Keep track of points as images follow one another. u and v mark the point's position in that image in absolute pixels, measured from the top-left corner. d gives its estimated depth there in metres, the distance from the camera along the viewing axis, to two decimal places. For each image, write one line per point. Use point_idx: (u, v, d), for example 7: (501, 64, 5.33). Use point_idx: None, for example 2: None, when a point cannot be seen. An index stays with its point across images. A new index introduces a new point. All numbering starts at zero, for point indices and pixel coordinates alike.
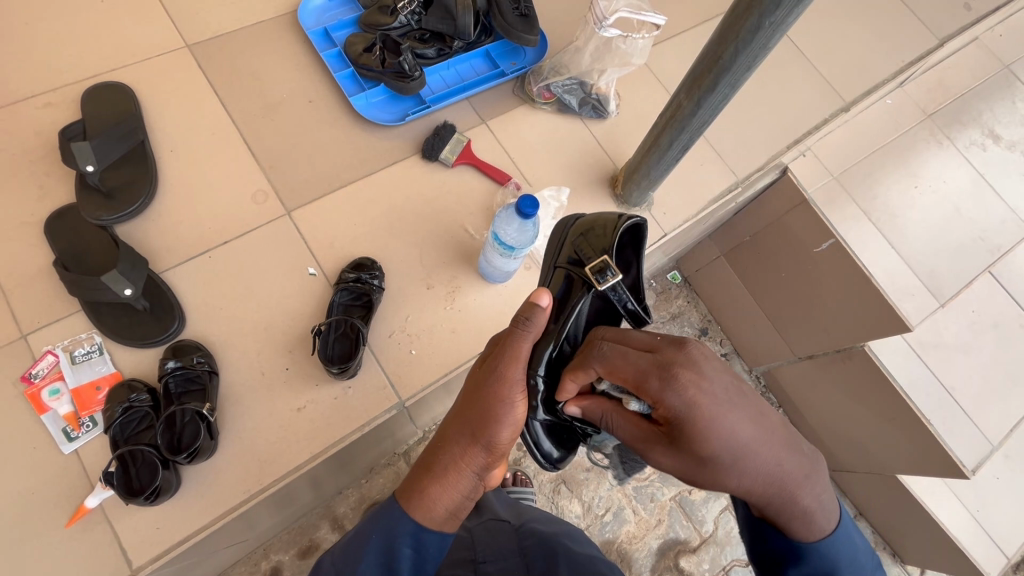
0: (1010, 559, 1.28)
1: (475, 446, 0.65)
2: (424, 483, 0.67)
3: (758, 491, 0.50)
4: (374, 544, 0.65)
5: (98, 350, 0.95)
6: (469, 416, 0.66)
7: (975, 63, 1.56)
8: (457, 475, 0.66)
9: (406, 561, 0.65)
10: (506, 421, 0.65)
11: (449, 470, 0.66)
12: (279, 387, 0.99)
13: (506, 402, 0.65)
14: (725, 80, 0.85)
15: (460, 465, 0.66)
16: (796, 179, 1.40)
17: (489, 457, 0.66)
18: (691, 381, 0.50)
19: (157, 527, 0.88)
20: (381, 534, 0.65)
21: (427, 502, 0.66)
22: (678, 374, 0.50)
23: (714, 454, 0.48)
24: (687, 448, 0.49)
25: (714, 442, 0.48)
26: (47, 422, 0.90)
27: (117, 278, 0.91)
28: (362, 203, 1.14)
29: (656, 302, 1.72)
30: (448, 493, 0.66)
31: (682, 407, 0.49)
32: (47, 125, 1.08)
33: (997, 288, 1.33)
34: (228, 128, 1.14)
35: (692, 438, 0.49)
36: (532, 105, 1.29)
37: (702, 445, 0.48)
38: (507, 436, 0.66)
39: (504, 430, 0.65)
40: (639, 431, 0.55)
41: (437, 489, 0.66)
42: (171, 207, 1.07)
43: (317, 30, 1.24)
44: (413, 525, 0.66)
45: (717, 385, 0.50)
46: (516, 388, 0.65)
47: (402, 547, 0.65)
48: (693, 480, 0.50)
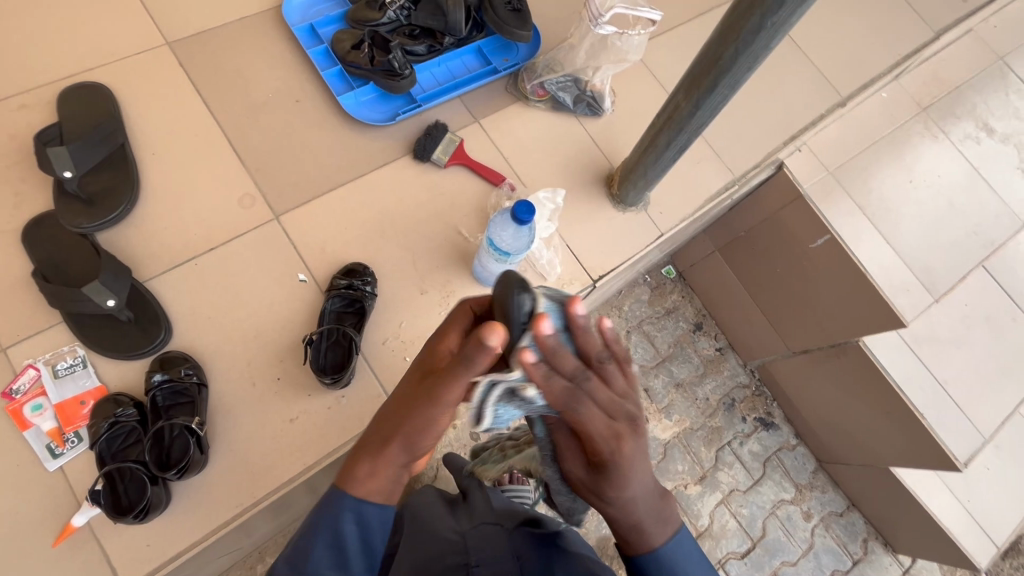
0: (999, 547, 1.31)
1: (395, 439, 0.61)
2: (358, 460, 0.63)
3: (616, 517, 0.62)
4: (336, 529, 0.62)
5: (82, 363, 0.92)
6: (392, 410, 0.62)
7: (969, 55, 1.54)
8: (378, 462, 0.62)
9: (353, 538, 0.62)
10: (428, 410, 0.59)
11: (378, 457, 0.62)
12: (270, 397, 0.97)
13: (415, 379, 0.62)
14: (725, 81, 0.83)
15: (388, 453, 0.62)
16: (791, 175, 1.39)
17: (415, 452, 0.62)
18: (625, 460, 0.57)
19: (147, 543, 0.86)
20: (331, 521, 0.62)
21: (359, 484, 0.63)
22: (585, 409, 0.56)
23: (592, 479, 0.60)
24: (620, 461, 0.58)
25: (616, 486, 0.58)
26: (30, 439, 0.87)
27: (99, 289, 0.88)
28: (353, 206, 1.11)
29: (650, 298, 1.70)
30: (379, 475, 0.63)
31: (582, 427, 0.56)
32: (22, 128, 1.04)
33: (990, 282, 1.33)
34: (213, 129, 1.11)
35: (606, 480, 0.58)
36: (526, 102, 1.27)
37: (607, 484, 0.59)
38: (423, 428, 0.60)
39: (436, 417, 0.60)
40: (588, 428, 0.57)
41: (366, 469, 0.63)
42: (155, 212, 1.03)
43: (303, 27, 1.20)
44: (353, 502, 0.63)
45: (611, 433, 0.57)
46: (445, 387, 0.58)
47: (346, 525, 0.62)
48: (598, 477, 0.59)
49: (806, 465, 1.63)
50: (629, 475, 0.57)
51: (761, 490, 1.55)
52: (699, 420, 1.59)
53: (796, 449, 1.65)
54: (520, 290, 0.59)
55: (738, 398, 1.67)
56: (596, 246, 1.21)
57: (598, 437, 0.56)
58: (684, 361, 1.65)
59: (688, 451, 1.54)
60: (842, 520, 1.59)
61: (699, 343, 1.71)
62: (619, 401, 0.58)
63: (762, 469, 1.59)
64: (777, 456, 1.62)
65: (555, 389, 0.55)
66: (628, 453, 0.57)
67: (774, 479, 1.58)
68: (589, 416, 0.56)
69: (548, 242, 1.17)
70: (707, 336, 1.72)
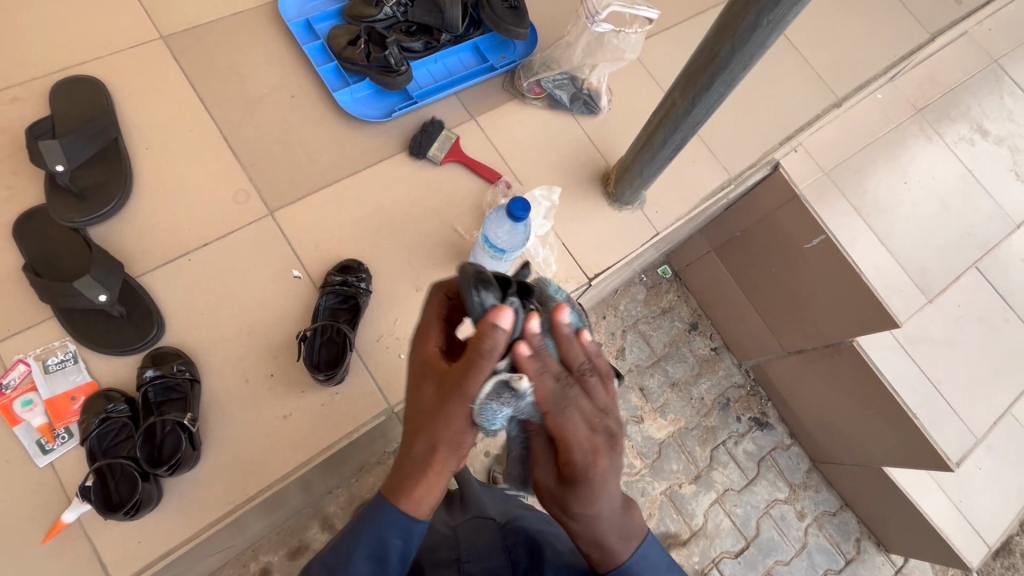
0: (991, 546, 1.32)
1: (439, 448, 0.57)
2: (405, 479, 0.59)
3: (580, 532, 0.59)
4: (377, 542, 0.60)
5: (72, 358, 0.91)
6: (422, 419, 0.57)
7: (964, 58, 1.55)
8: (429, 475, 0.59)
9: (396, 553, 0.61)
10: (460, 409, 0.55)
11: (428, 471, 0.58)
12: (264, 393, 0.97)
13: (424, 382, 0.58)
14: (720, 79, 0.83)
15: (435, 464, 0.58)
16: (787, 174, 1.39)
17: (463, 451, 0.58)
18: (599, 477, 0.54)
19: (139, 540, 0.86)
20: (377, 533, 0.60)
21: (413, 501, 0.59)
22: (565, 408, 0.53)
23: (561, 492, 0.56)
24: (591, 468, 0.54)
25: (585, 502, 0.55)
26: (20, 435, 0.87)
27: (91, 284, 0.87)
28: (349, 203, 1.11)
29: (646, 298, 1.71)
30: (431, 486, 0.59)
31: (556, 430, 0.53)
32: (14, 122, 1.03)
33: (983, 284, 1.34)
34: (207, 124, 1.10)
35: (573, 495, 0.55)
36: (523, 100, 1.27)
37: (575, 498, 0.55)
38: (463, 429, 0.56)
39: (472, 411, 0.55)
40: (567, 434, 0.53)
41: (419, 489, 0.59)
42: (148, 207, 1.02)
43: (299, 22, 1.19)
44: (399, 516, 0.60)
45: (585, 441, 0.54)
46: (469, 382, 0.54)
47: (391, 540, 0.60)
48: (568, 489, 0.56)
49: (800, 464, 1.64)
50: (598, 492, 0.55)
51: (756, 490, 1.56)
52: (694, 420, 1.59)
53: (790, 449, 1.65)
54: (474, 283, 0.58)
55: (733, 398, 1.67)
56: (593, 244, 1.21)
57: (575, 446, 0.53)
58: (679, 360, 1.66)
59: (683, 450, 1.55)
60: (835, 519, 1.60)
61: (694, 342, 1.71)
62: (602, 416, 0.56)
63: (757, 468, 1.59)
64: (771, 456, 1.63)
65: (541, 389, 0.54)
66: (603, 469, 0.54)
67: (768, 478, 1.59)
68: (566, 422, 0.53)
69: (544, 240, 1.16)
70: (702, 335, 1.73)
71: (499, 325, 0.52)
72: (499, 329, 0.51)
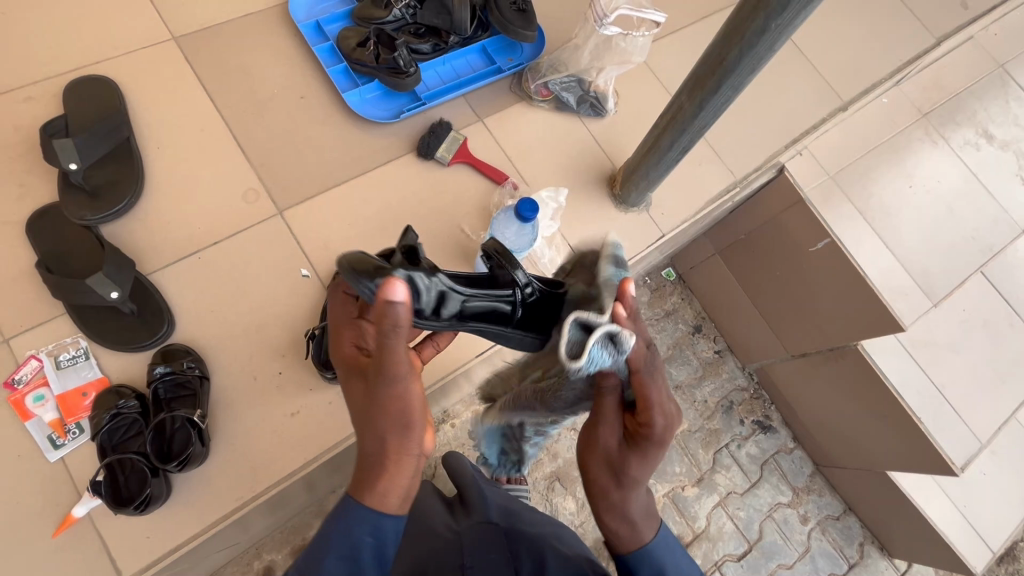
0: (995, 552, 1.32)
1: (387, 437, 0.59)
2: (366, 478, 0.60)
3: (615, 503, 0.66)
4: (349, 541, 0.60)
5: (84, 354, 0.92)
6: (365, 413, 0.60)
7: (970, 63, 1.56)
8: (388, 468, 0.60)
9: (368, 551, 0.60)
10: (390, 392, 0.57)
11: (385, 463, 0.59)
12: (272, 391, 0.97)
13: (352, 378, 0.63)
14: (728, 83, 0.84)
15: (389, 455, 0.59)
16: (792, 178, 1.39)
17: (415, 435, 0.60)
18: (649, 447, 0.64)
19: (148, 535, 0.86)
20: (348, 530, 0.60)
21: (377, 497, 0.60)
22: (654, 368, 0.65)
23: (624, 451, 0.65)
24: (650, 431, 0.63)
25: (641, 464, 0.64)
26: (31, 430, 0.88)
27: (103, 281, 0.88)
28: (357, 203, 1.12)
29: (650, 300, 1.71)
30: (392, 478, 0.60)
31: (645, 386, 0.64)
32: (28, 120, 1.04)
33: (988, 288, 1.34)
34: (218, 124, 1.11)
35: (638, 452, 0.64)
36: (530, 102, 1.27)
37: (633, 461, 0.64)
38: (403, 410, 0.58)
39: (406, 390, 0.58)
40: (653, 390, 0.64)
41: (382, 485, 0.60)
42: (158, 205, 1.03)
43: (309, 24, 1.20)
44: (369, 514, 0.60)
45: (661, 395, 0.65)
46: (392, 363, 0.57)
47: (362, 538, 0.60)
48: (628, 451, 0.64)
49: (803, 468, 1.64)
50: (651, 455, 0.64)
51: (759, 493, 1.56)
52: (697, 422, 1.59)
53: (793, 452, 1.65)
54: (358, 276, 0.60)
55: (736, 401, 1.67)
56: None
57: (657, 407, 0.63)
58: (683, 363, 1.66)
59: (686, 453, 1.55)
60: (838, 523, 1.60)
61: (698, 344, 1.72)
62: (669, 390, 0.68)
63: (760, 471, 1.59)
64: (775, 460, 1.62)
65: (637, 348, 0.64)
66: (659, 429, 0.63)
67: (771, 482, 1.59)
68: (650, 385, 0.64)
69: (551, 240, 1.17)
70: (706, 338, 1.73)
71: (393, 301, 0.54)
72: (393, 302, 0.53)
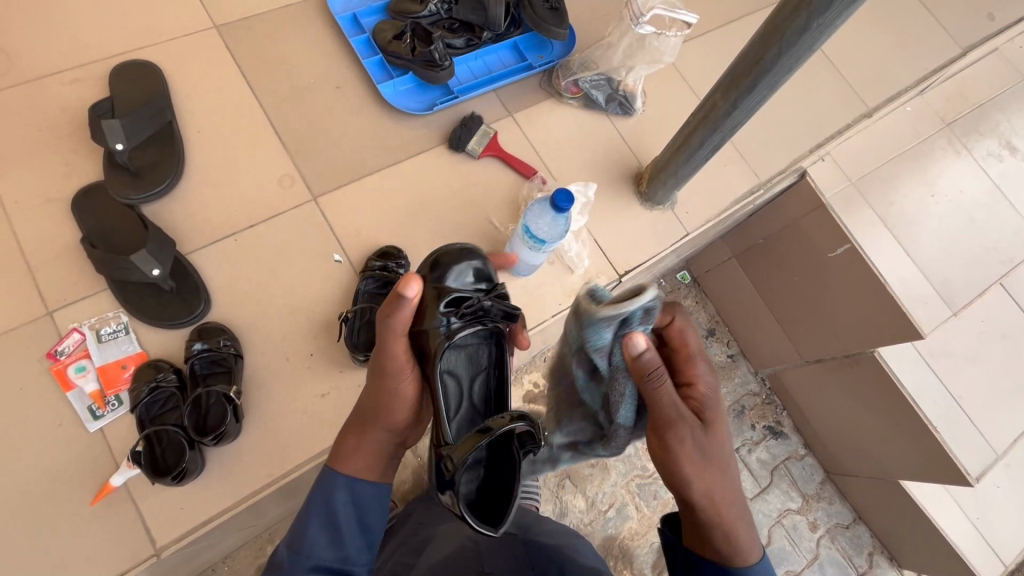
0: (1007, 567, 1.32)
1: (374, 417, 0.75)
2: (344, 442, 0.76)
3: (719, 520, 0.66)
4: (327, 509, 0.73)
5: (124, 329, 0.95)
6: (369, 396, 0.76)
7: (995, 74, 1.56)
8: (364, 439, 0.76)
9: (344, 513, 0.73)
10: (388, 385, 0.73)
11: (362, 436, 0.76)
12: (303, 372, 0.99)
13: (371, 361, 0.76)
14: (765, 82, 0.85)
15: (368, 430, 0.75)
16: (814, 183, 1.40)
17: (393, 426, 0.76)
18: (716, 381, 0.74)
19: (180, 507, 0.89)
20: (326, 498, 0.73)
21: (345, 462, 0.75)
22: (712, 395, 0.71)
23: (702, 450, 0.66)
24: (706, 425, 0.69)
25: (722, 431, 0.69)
26: (73, 400, 0.90)
27: (147, 258, 0.91)
28: (388, 192, 1.14)
29: (665, 301, 1.72)
30: (364, 454, 0.75)
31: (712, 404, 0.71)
32: (74, 102, 1.07)
33: (1007, 300, 1.35)
34: (256, 111, 1.14)
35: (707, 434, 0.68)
36: (559, 100, 1.29)
37: (716, 432, 0.69)
38: (390, 403, 0.74)
39: (397, 384, 0.73)
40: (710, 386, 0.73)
41: (353, 453, 0.75)
42: (198, 188, 1.06)
43: (346, 16, 1.23)
44: (343, 479, 0.75)
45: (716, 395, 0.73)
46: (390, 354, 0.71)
47: (340, 505, 0.73)
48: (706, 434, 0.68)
49: (813, 475, 1.64)
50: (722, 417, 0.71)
51: (768, 498, 1.56)
52: None
53: (804, 459, 1.65)
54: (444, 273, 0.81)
55: (748, 406, 1.67)
56: (622, 241, 1.23)
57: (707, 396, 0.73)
58: None
59: None
60: (848, 532, 1.60)
61: (711, 348, 1.73)
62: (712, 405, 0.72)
63: (770, 477, 1.59)
64: (785, 466, 1.63)
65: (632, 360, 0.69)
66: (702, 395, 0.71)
67: (781, 488, 1.59)
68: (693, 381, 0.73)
69: (577, 235, 1.19)
70: (720, 342, 1.73)
71: (405, 293, 0.68)
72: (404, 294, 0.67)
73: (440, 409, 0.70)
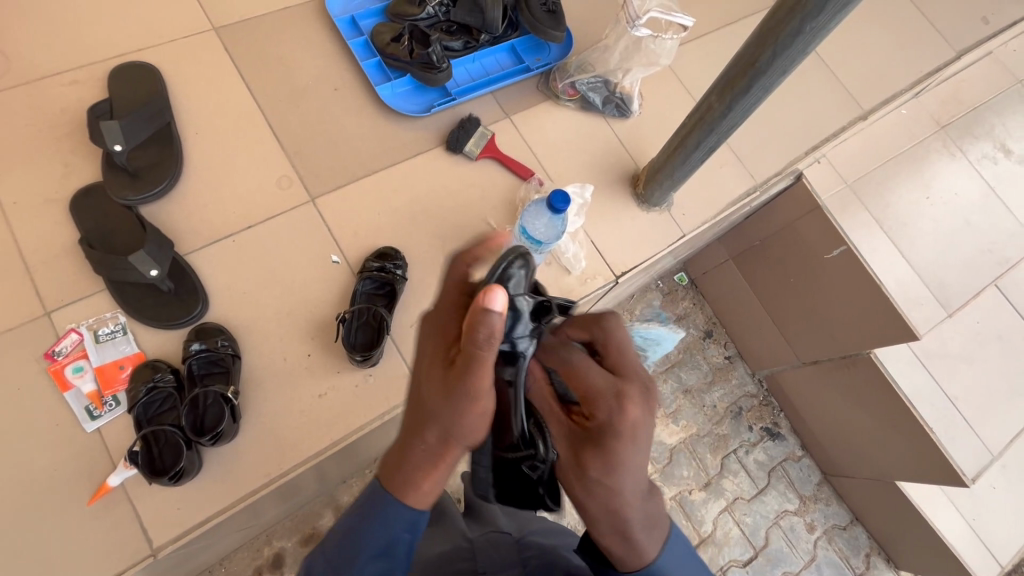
0: (1004, 568, 1.31)
1: (450, 446, 0.53)
2: (408, 471, 0.56)
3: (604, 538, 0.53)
4: None
5: (122, 329, 0.95)
6: (426, 414, 0.52)
7: (989, 77, 1.57)
8: (440, 465, 0.55)
9: None
10: (468, 410, 0.50)
11: (432, 471, 0.55)
12: (301, 373, 1.00)
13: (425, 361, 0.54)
14: (759, 84, 0.86)
15: (440, 464, 0.55)
16: (809, 185, 1.41)
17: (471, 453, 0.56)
18: (631, 405, 0.51)
19: (177, 507, 0.89)
20: None
21: (416, 494, 0.56)
22: (624, 404, 0.51)
23: (572, 472, 0.52)
24: (585, 446, 0.51)
25: (605, 459, 0.50)
26: (70, 400, 0.91)
27: (144, 258, 0.91)
28: (385, 193, 1.15)
29: (662, 303, 1.73)
30: (434, 486, 0.56)
31: (605, 419, 0.50)
32: (73, 103, 1.08)
33: (1002, 301, 1.35)
34: (254, 112, 1.14)
35: (581, 450, 0.51)
36: (557, 102, 1.30)
37: (593, 459, 0.50)
38: (475, 426, 0.52)
39: (479, 421, 0.52)
40: (603, 391, 0.52)
41: (426, 484, 0.56)
42: (196, 189, 1.06)
43: (344, 18, 1.24)
44: (407, 511, 0.58)
45: (627, 418, 0.50)
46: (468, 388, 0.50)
47: None
48: (573, 472, 0.52)
49: (810, 476, 1.64)
50: (617, 452, 0.49)
51: (765, 500, 1.56)
52: (706, 427, 1.61)
53: (801, 460, 1.66)
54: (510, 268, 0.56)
55: (746, 407, 1.68)
56: (619, 243, 1.23)
57: (598, 394, 0.52)
58: (693, 367, 1.68)
59: (694, 457, 1.56)
60: (845, 533, 1.60)
61: (708, 350, 1.73)
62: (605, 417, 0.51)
63: (767, 478, 1.60)
64: (782, 467, 1.63)
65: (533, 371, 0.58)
66: (599, 418, 0.51)
67: (778, 489, 1.59)
68: (580, 373, 0.53)
69: (574, 236, 1.19)
70: (717, 343, 1.74)
71: (491, 310, 0.48)
72: (492, 312, 0.48)
73: (518, 421, 0.56)
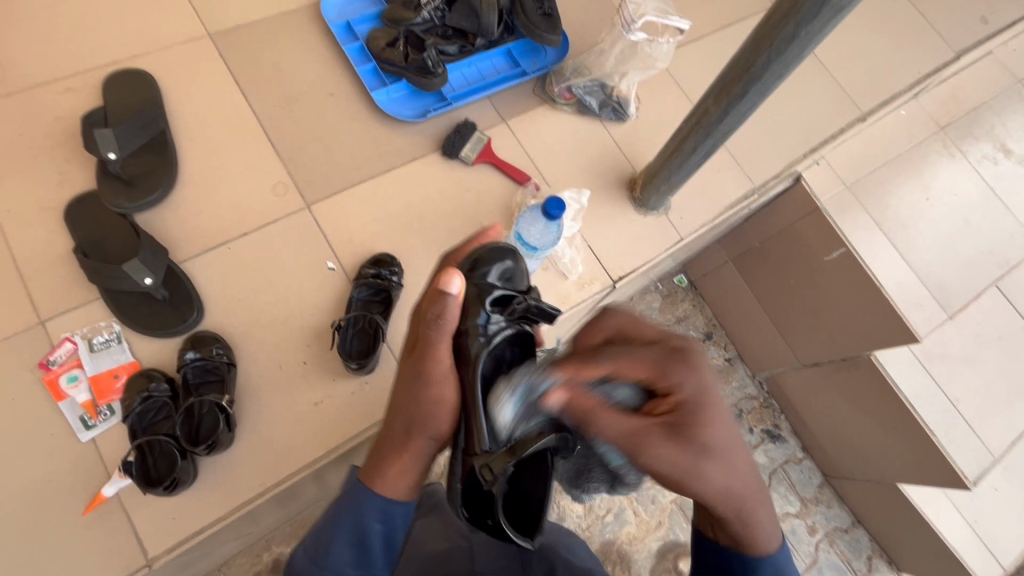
0: (1006, 570, 1.30)
1: (414, 427, 0.63)
2: (382, 461, 0.64)
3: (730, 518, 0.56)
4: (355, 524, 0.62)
5: (117, 338, 0.95)
6: (401, 397, 0.63)
7: (989, 78, 1.57)
8: (406, 454, 0.64)
9: (377, 536, 0.63)
10: (428, 389, 0.61)
11: (404, 448, 0.63)
12: (297, 380, 0.99)
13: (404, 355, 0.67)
14: (755, 89, 0.85)
15: (410, 444, 0.63)
16: (809, 187, 1.40)
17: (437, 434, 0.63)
18: (703, 368, 0.56)
19: (172, 517, 0.88)
20: (358, 514, 0.62)
21: (387, 483, 0.63)
22: (692, 363, 0.56)
23: (685, 459, 0.53)
24: (686, 433, 0.53)
25: (713, 427, 0.54)
26: (65, 410, 0.90)
27: (138, 267, 0.91)
28: (381, 199, 1.14)
29: (661, 305, 1.72)
30: (401, 470, 0.64)
31: (694, 390, 0.55)
32: (68, 111, 1.08)
33: (1004, 302, 1.34)
34: (249, 119, 1.14)
35: (690, 433, 0.53)
36: (553, 106, 1.29)
37: (710, 431, 0.54)
38: (436, 413, 0.62)
39: (440, 392, 0.61)
40: (661, 357, 0.57)
41: (395, 473, 0.64)
42: (191, 197, 1.06)
43: (339, 23, 1.23)
44: (379, 501, 0.63)
45: (707, 376, 0.56)
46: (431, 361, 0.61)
47: (370, 522, 0.63)
48: (686, 471, 0.53)
49: (812, 479, 1.63)
50: (716, 413, 0.55)
51: None
52: None
53: (802, 463, 1.65)
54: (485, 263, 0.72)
55: (746, 409, 1.68)
56: (617, 247, 1.23)
57: (671, 365, 0.56)
58: None
59: None
60: (847, 536, 1.59)
61: (708, 352, 1.73)
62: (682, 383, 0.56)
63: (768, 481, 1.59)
64: (784, 469, 1.63)
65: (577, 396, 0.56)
66: (687, 386, 0.55)
67: (779, 491, 1.59)
68: (633, 351, 0.58)
69: (571, 241, 1.19)
70: (716, 346, 1.73)
71: (448, 291, 0.59)
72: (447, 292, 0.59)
73: (479, 410, 0.60)
